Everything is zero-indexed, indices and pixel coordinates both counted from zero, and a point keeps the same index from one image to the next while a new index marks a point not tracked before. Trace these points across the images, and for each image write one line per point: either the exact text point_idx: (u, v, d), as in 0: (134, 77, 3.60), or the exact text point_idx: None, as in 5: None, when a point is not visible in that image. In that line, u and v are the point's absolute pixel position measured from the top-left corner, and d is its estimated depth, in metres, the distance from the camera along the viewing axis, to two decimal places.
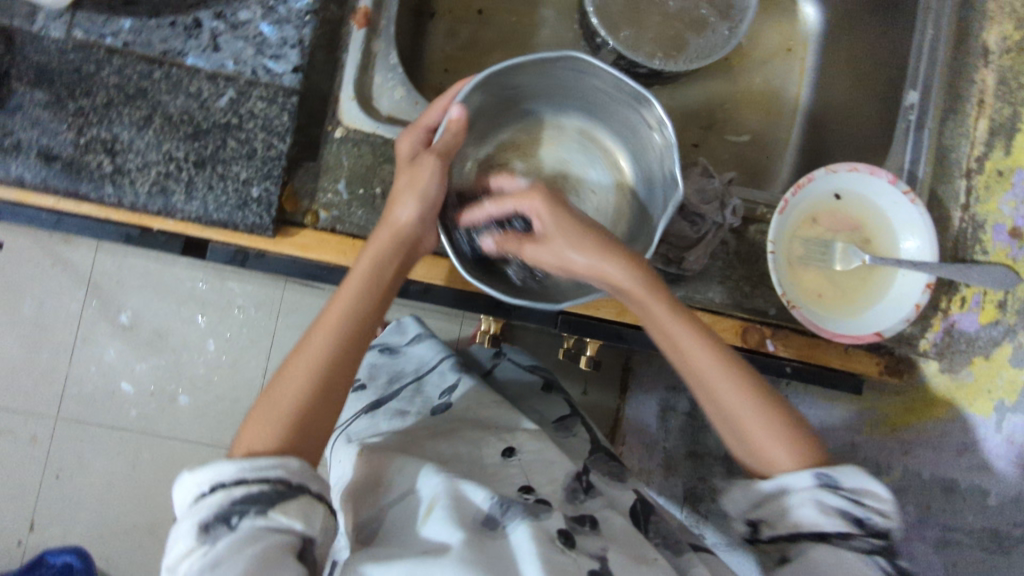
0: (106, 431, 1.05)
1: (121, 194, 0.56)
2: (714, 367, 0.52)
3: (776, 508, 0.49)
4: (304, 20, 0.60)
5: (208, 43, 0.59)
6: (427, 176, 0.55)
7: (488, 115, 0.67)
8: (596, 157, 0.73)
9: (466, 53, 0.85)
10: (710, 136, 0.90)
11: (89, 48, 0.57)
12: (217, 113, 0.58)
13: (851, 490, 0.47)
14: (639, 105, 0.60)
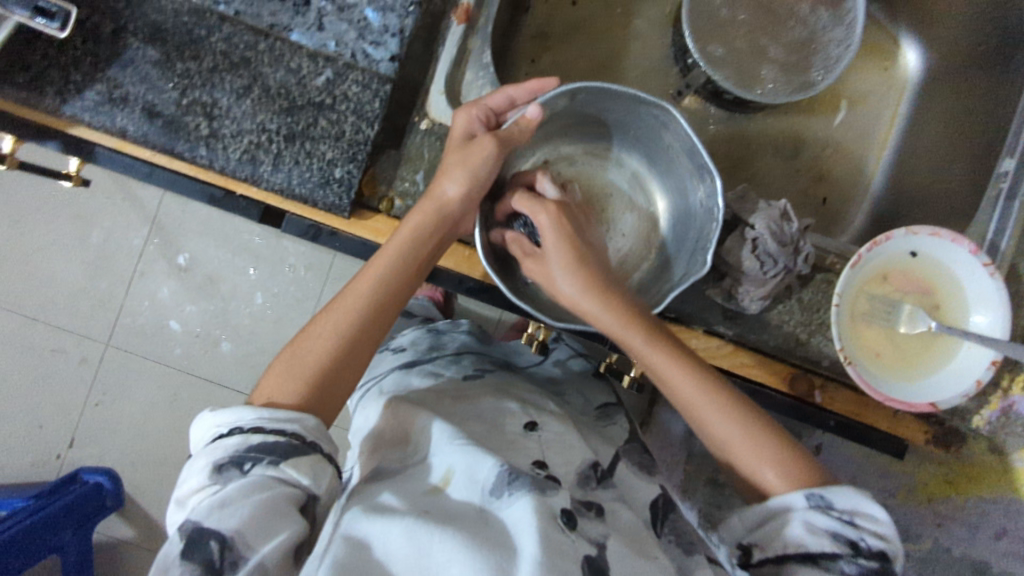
0: (151, 364, 1.10)
1: (213, 156, 0.59)
2: (699, 394, 0.55)
3: (769, 533, 0.49)
4: (407, 11, 0.61)
5: (314, 21, 0.60)
6: (480, 156, 0.57)
7: (563, 120, 0.69)
8: (637, 202, 0.74)
9: (554, 54, 0.86)
10: (783, 165, 0.88)
11: (203, 13, 0.59)
12: (313, 91, 0.59)
13: (843, 512, 0.47)
14: (699, 175, 0.62)
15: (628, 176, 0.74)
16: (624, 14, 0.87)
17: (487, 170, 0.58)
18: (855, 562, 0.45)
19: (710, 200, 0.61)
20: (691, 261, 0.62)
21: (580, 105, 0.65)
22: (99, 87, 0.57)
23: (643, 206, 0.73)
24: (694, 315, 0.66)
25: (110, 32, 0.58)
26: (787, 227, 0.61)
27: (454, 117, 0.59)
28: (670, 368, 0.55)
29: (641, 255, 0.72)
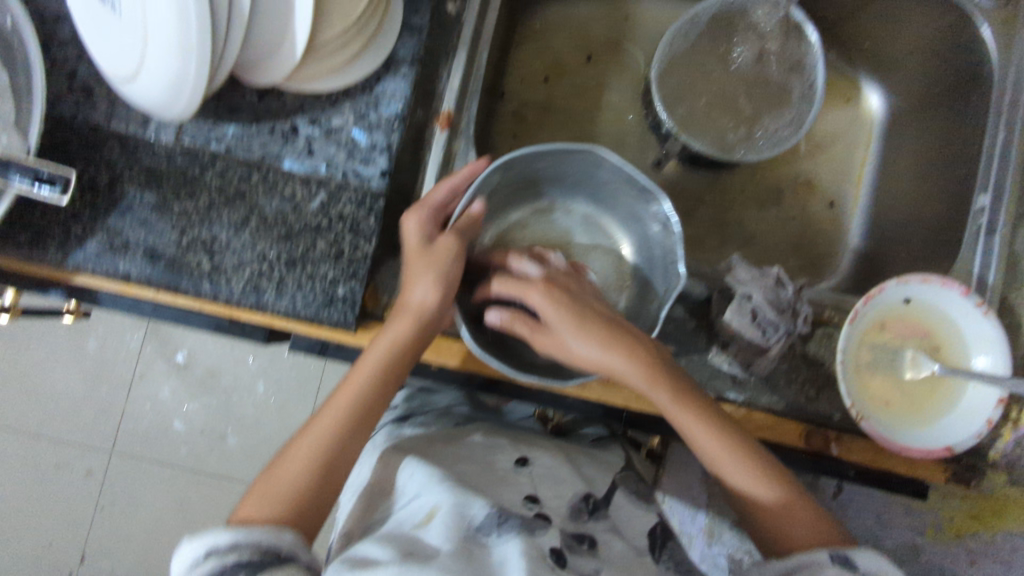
0: (158, 467, 1.08)
1: (217, 290, 0.60)
2: (717, 445, 0.56)
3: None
4: (393, 126, 0.63)
5: (303, 147, 0.62)
6: (446, 256, 0.56)
7: (508, 189, 0.68)
8: (597, 242, 0.73)
9: (533, 127, 0.89)
10: (763, 211, 0.91)
11: (195, 152, 0.60)
12: (309, 215, 0.61)
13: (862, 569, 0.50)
14: (645, 200, 0.62)
15: (579, 222, 0.74)
16: (596, 86, 0.91)
17: (457, 265, 0.56)
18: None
19: (663, 221, 0.62)
20: (668, 281, 0.63)
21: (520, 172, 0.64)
22: (100, 237, 0.59)
23: (603, 246, 0.73)
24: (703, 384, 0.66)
25: (107, 182, 0.59)
26: (781, 292, 0.63)
27: (405, 223, 0.57)
28: (713, 441, 0.56)
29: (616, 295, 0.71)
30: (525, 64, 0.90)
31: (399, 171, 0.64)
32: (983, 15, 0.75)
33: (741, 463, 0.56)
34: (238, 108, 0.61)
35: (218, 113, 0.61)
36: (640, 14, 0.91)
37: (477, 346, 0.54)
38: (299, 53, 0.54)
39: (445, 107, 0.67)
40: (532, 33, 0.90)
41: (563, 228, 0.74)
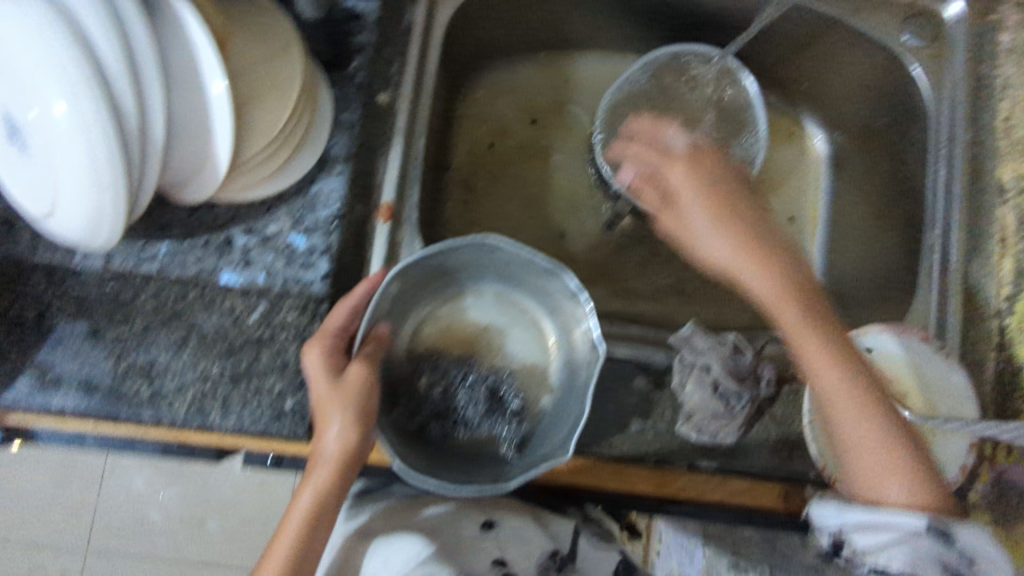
0: (136, 563, 1.04)
1: (158, 417, 0.57)
2: (823, 360, 0.62)
3: (879, 534, 0.54)
4: (332, 226, 0.61)
5: (240, 258, 0.60)
6: (355, 387, 0.51)
7: (411, 292, 0.60)
8: (514, 322, 0.66)
9: (486, 190, 0.88)
10: None
11: (127, 276, 0.58)
12: (250, 328, 0.59)
13: (959, 544, 0.52)
14: (553, 275, 0.58)
15: (491, 306, 0.66)
16: (542, 147, 0.89)
17: (370, 394, 0.51)
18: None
19: (577, 295, 0.58)
20: (591, 358, 0.59)
21: (418, 275, 0.59)
22: (30, 374, 0.56)
23: (522, 328, 0.66)
24: (674, 457, 0.65)
25: (35, 317, 0.57)
26: (738, 359, 0.62)
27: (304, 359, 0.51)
28: (811, 349, 0.63)
29: (541, 382, 0.65)
30: (470, 130, 0.88)
31: (342, 271, 0.62)
32: (912, 54, 0.75)
33: (860, 410, 0.60)
34: (168, 225, 0.59)
35: (148, 232, 0.59)
36: (582, 70, 0.90)
37: (406, 477, 0.51)
38: (224, 169, 0.51)
39: (384, 198, 0.65)
40: (474, 98, 0.88)
41: (475, 315, 0.66)
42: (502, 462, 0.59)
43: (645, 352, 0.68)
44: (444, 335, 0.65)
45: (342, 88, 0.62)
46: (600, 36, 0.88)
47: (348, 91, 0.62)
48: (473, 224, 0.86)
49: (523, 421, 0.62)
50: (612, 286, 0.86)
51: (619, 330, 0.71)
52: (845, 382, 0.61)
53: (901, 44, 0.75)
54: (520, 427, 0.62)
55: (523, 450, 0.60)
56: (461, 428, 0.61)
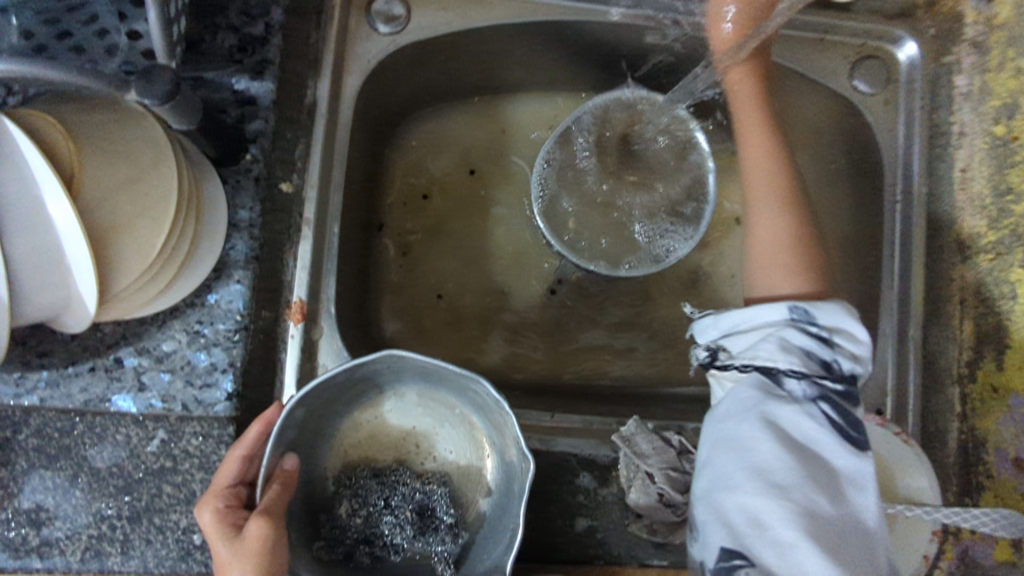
0: None
1: (50, 565, 0.52)
2: (762, 167, 0.63)
3: (745, 338, 0.55)
4: (233, 339, 0.56)
5: (133, 381, 0.54)
6: (257, 541, 0.47)
7: (322, 406, 0.57)
8: (442, 417, 0.63)
9: (423, 241, 0.81)
10: (680, 306, 0.84)
11: (4, 411, 0.53)
12: (149, 459, 0.54)
13: (821, 327, 0.53)
14: (472, 380, 0.55)
15: (416, 402, 0.63)
16: (481, 203, 0.83)
17: (277, 545, 0.48)
18: (817, 385, 0.51)
19: (498, 400, 0.55)
20: (521, 464, 0.55)
21: (324, 393, 0.55)
22: None
23: (451, 427, 0.63)
24: (623, 559, 0.60)
25: None
26: (686, 463, 0.59)
27: (201, 518, 0.48)
28: (756, 152, 0.64)
29: (477, 483, 0.62)
30: (401, 185, 0.81)
31: (249, 387, 0.57)
32: (864, 104, 0.72)
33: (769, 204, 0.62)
34: (48, 351, 0.54)
35: (24, 360, 0.53)
36: (521, 116, 0.84)
37: None
38: (93, 307, 0.46)
39: (295, 296, 0.60)
40: (404, 151, 0.81)
41: (399, 420, 0.63)
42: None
43: (588, 447, 0.63)
44: (368, 439, 0.62)
45: (236, 184, 0.56)
46: (536, 79, 0.82)
47: (244, 185, 0.57)
48: (409, 283, 0.79)
49: (459, 531, 0.59)
50: (559, 349, 0.81)
51: (561, 422, 0.65)
52: (772, 168, 0.63)
53: (853, 89, 0.72)
54: (456, 543, 0.58)
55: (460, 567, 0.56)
56: (398, 550, 0.57)
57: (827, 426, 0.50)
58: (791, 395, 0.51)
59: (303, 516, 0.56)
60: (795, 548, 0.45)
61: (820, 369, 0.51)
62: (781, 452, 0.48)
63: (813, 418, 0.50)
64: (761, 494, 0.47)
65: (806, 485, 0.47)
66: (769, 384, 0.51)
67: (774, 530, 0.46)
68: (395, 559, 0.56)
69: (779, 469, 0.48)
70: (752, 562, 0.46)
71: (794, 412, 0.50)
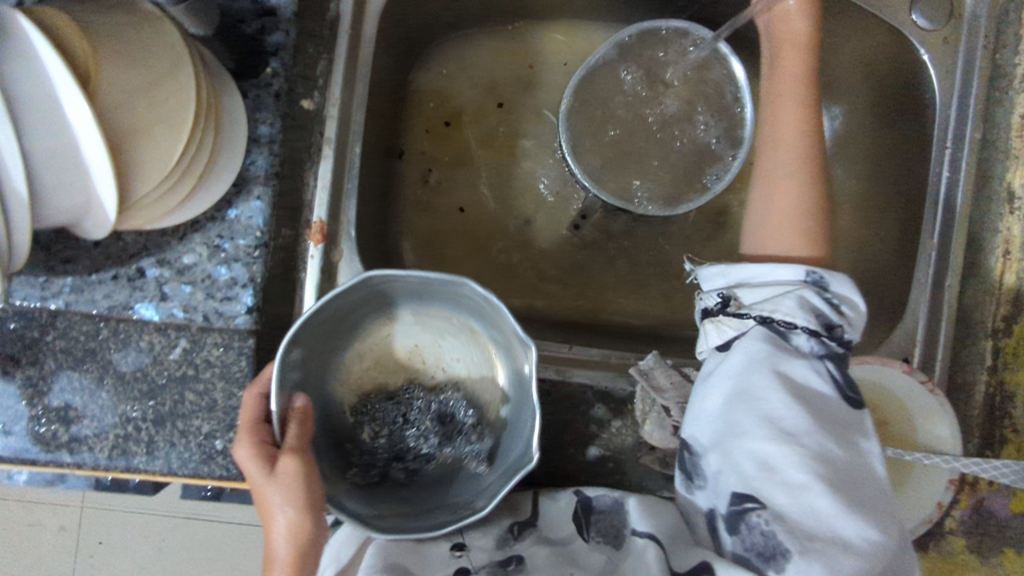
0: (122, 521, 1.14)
1: (81, 459, 0.55)
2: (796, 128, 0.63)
3: (759, 292, 0.54)
4: (253, 256, 0.56)
5: (154, 291, 0.55)
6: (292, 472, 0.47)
7: (329, 331, 0.56)
8: (439, 330, 0.63)
9: (445, 169, 0.79)
10: (707, 246, 0.82)
11: (32, 313, 0.55)
12: (171, 366, 0.55)
13: (835, 295, 0.53)
14: (453, 283, 0.53)
15: (413, 320, 0.63)
16: (505, 134, 0.81)
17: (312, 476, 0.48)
18: (824, 345, 0.52)
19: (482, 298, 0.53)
20: (521, 359, 0.55)
21: (330, 314, 0.54)
22: None
23: (452, 338, 0.63)
24: (633, 486, 0.61)
25: None
26: None
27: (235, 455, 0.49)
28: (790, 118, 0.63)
29: (490, 386, 0.62)
30: (424, 109, 0.79)
31: (268, 302, 0.57)
32: (920, 39, 0.66)
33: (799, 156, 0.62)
34: (72, 258, 0.55)
35: (49, 266, 0.55)
36: (551, 43, 0.81)
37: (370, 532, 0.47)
38: (112, 216, 0.46)
39: (316, 217, 0.60)
40: (429, 76, 0.79)
41: (402, 341, 0.63)
42: (474, 479, 0.55)
43: (606, 379, 0.63)
44: (378, 361, 0.63)
45: (256, 99, 0.56)
46: (570, 3, 0.78)
47: (264, 100, 0.56)
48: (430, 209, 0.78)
49: (483, 428, 0.60)
50: (576, 283, 0.80)
51: (579, 354, 0.65)
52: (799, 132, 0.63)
53: (913, 26, 0.66)
54: (483, 441, 0.59)
55: (490, 458, 0.56)
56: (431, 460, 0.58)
57: (827, 383, 0.50)
58: (797, 350, 0.51)
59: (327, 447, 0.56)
60: (805, 492, 0.45)
61: (823, 335, 0.52)
62: (793, 402, 0.48)
63: (820, 372, 0.50)
64: (775, 439, 0.47)
65: (818, 433, 0.47)
66: (777, 338, 0.51)
67: (785, 474, 0.46)
68: (428, 468, 0.58)
69: (790, 418, 0.47)
70: (763, 505, 0.46)
71: (805, 368, 0.50)
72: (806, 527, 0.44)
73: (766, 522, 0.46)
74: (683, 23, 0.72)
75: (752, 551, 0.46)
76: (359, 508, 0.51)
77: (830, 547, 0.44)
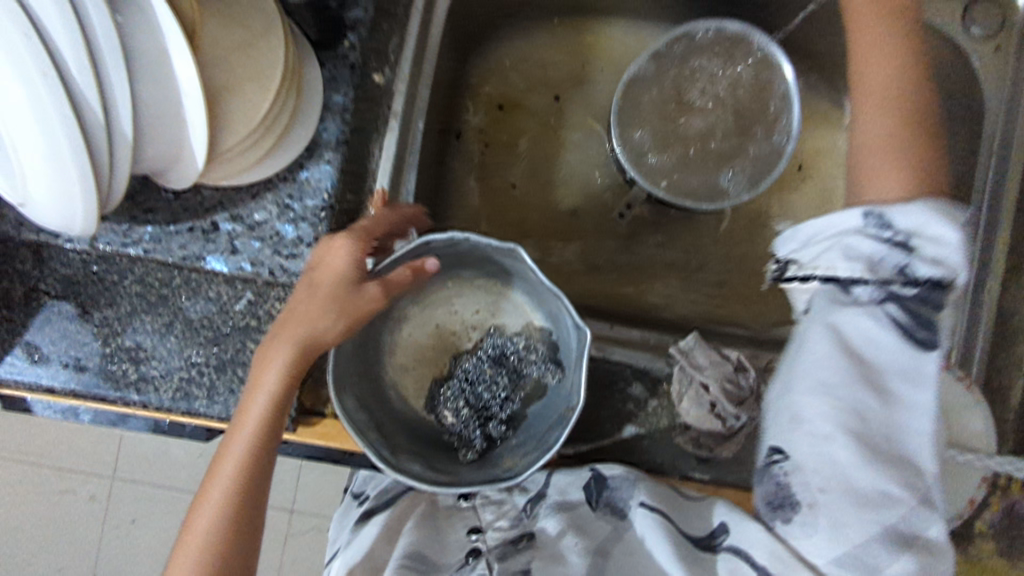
0: (158, 490, 1.20)
1: (146, 399, 0.57)
2: (864, 84, 0.59)
3: (817, 247, 0.52)
4: (320, 217, 0.60)
5: (225, 245, 0.59)
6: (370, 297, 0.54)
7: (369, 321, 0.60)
8: (443, 300, 0.67)
9: (493, 156, 0.82)
10: (747, 244, 0.83)
11: (112, 258, 0.58)
12: (236, 317, 0.58)
13: (898, 230, 0.47)
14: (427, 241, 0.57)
15: (418, 309, 0.66)
16: (556, 125, 0.83)
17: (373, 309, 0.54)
18: (886, 287, 0.47)
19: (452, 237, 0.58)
20: (511, 261, 0.60)
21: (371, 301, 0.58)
22: (20, 350, 0.57)
23: (458, 300, 0.67)
24: (666, 468, 0.61)
25: (23, 295, 0.58)
26: (740, 378, 0.60)
27: (338, 256, 0.54)
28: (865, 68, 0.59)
29: (518, 316, 0.66)
30: (479, 97, 0.82)
31: None
32: (972, 47, 0.68)
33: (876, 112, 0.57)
34: (153, 208, 0.59)
35: (132, 215, 0.59)
36: (609, 39, 0.84)
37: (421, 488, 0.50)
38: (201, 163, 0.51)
39: (378, 186, 0.63)
40: (488, 65, 0.82)
41: (422, 331, 0.66)
42: (557, 386, 0.60)
43: (643, 360, 0.65)
44: (414, 355, 0.66)
45: (333, 69, 0.61)
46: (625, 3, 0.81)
47: (340, 71, 0.61)
48: (478, 193, 0.81)
49: (535, 345, 0.63)
50: (614, 273, 0.82)
51: (619, 334, 0.68)
52: (893, 78, 0.58)
53: (966, 34, 0.68)
54: (540, 351, 0.63)
55: (558, 362, 0.62)
56: (514, 400, 0.62)
57: (896, 329, 0.47)
58: (858, 299, 0.48)
59: (410, 442, 0.59)
60: (830, 445, 0.46)
61: (897, 275, 0.47)
62: (834, 353, 0.48)
63: (879, 319, 0.47)
64: (808, 394, 0.48)
65: (854, 388, 0.46)
66: (837, 295, 0.49)
67: (811, 424, 0.47)
68: (512, 408, 0.62)
69: (830, 368, 0.47)
70: (785, 455, 0.48)
71: (862, 321, 0.47)
72: (822, 480, 0.46)
73: (785, 474, 0.48)
74: (740, 27, 0.75)
75: (766, 499, 0.50)
76: (474, 477, 0.55)
77: (844, 497, 0.45)
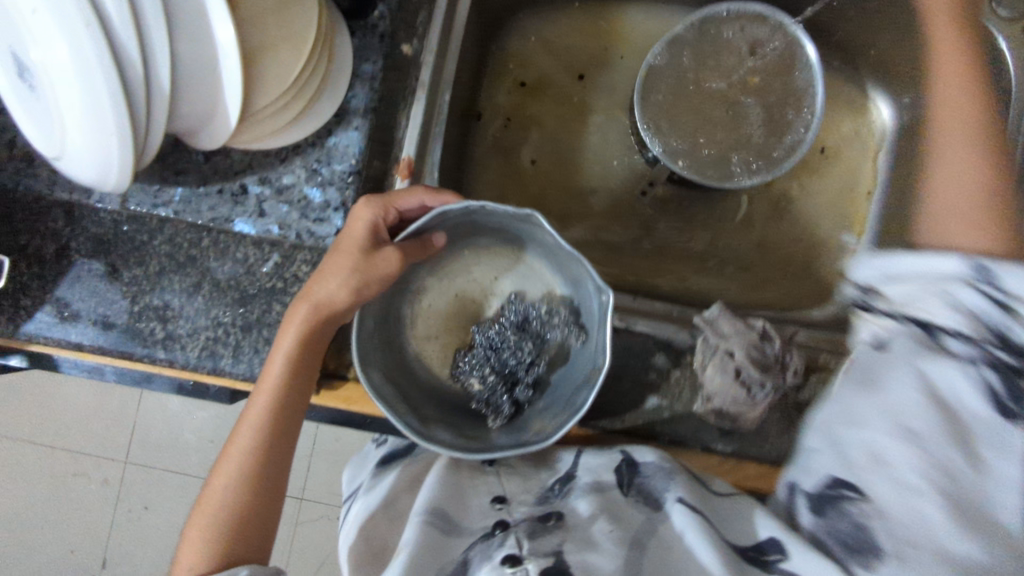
0: (171, 475, 1.20)
1: (172, 357, 0.58)
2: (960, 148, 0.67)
3: (906, 285, 0.58)
4: (347, 182, 0.61)
5: (254, 208, 0.60)
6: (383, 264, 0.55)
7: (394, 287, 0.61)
8: (462, 268, 0.67)
9: (515, 135, 0.83)
10: (767, 227, 0.84)
11: (142, 218, 0.59)
12: (262, 278, 0.59)
13: (1005, 289, 0.48)
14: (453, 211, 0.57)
15: (439, 278, 0.67)
16: (577, 106, 0.84)
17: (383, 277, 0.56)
18: (982, 347, 0.48)
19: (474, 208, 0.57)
20: (532, 228, 0.60)
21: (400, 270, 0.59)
22: (50, 307, 0.58)
23: (476, 269, 0.67)
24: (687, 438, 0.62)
25: (54, 253, 0.58)
26: (766, 345, 0.61)
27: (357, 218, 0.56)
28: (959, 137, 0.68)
29: (539, 281, 0.66)
30: (502, 77, 0.83)
31: None
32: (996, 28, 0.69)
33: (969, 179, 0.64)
34: (183, 170, 0.60)
35: (163, 176, 0.60)
36: (631, 21, 0.85)
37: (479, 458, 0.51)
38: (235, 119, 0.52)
39: (406, 154, 0.63)
40: (510, 46, 0.83)
41: (442, 299, 0.67)
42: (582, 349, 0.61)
43: (666, 330, 0.65)
44: (436, 322, 0.66)
45: (362, 38, 0.62)
46: None
47: (370, 40, 0.63)
48: (499, 172, 0.82)
49: (556, 309, 0.64)
50: (633, 254, 0.82)
51: (642, 307, 0.68)
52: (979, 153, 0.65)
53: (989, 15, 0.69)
54: (563, 315, 0.63)
55: (581, 324, 0.62)
56: (541, 365, 0.62)
57: (991, 398, 0.46)
58: (952, 352, 0.50)
59: (437, 411, 0.60)
60: (915, 494, 0.45)
61: (995, 339, 0.47)
62: (921, 401, 0.48)
63: (974, 379, 0.47)
64: (892, 437, 0.48)
65: (943, 440, 0.46)
66: (926, 338, 0.53)
67: (896, 469, 0.47)
68: (541, 372, 0.62)
69: (917, 418, 0.48)
70: (862, 496, 0.47)
71: (956, 376, 0.48)
72: (899, 526, 0.44)
73: (859, 512, 0.47)
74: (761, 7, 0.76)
75: (834, 537, 0.47)
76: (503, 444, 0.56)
77: (923, 554, 0.42)
